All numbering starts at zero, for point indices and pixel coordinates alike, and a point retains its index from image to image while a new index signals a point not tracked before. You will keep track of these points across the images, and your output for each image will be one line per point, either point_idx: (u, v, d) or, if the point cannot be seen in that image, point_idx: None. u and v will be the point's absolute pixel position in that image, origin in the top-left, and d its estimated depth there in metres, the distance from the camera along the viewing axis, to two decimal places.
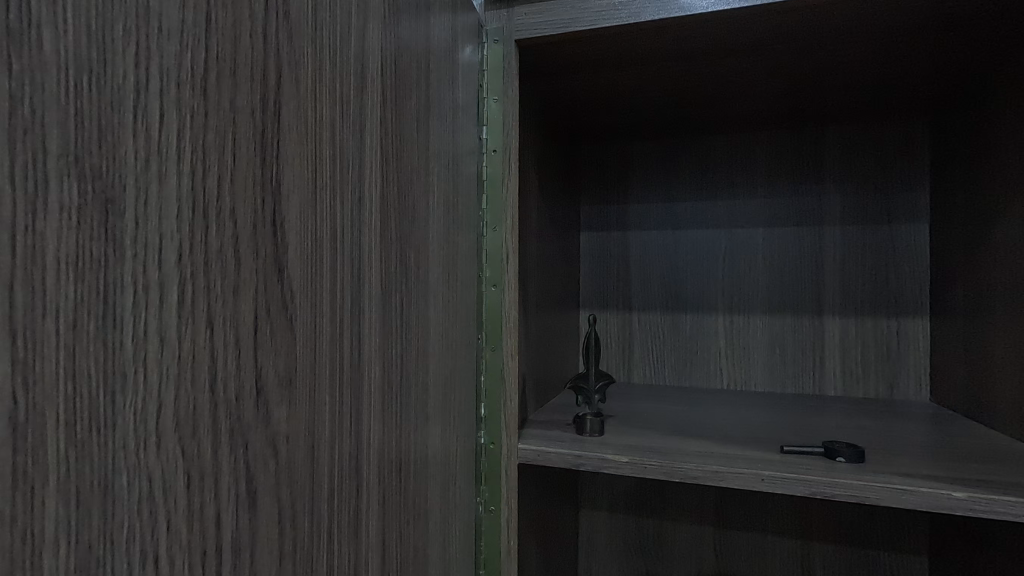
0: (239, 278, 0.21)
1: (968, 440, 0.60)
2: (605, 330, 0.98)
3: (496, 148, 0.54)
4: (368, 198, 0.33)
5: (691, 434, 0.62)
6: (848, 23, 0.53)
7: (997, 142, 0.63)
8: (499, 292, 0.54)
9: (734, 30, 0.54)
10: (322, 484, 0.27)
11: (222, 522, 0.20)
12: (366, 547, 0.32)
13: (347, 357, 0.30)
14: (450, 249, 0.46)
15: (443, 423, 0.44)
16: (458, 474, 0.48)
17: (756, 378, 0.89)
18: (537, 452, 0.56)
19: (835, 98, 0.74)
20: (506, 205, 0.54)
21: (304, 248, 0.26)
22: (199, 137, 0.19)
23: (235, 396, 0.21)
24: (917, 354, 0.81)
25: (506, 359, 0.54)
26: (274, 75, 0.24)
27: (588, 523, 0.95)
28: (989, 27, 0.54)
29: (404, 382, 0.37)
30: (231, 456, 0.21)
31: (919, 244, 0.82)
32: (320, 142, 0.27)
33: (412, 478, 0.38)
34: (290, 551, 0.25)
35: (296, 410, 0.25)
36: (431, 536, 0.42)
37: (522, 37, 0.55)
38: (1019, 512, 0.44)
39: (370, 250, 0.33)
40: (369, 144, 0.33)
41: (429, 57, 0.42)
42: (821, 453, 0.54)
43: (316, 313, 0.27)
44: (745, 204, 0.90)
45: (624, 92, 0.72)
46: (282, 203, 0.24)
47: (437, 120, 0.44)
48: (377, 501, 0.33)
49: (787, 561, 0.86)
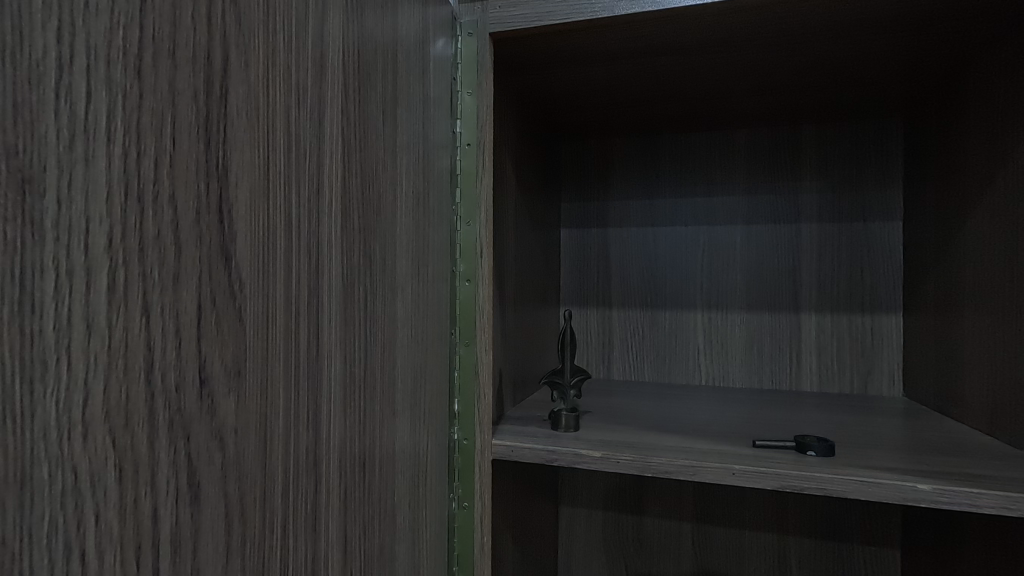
0: (180, 266, 0.21)
1: (937, 433, 0.61)
2: (585, 327, 0.98)
3: (470, 142, 0.54)
4: (328, 186, 0.32)
5: (665, 429, 0.62)
6: (819, 21, 0.53)
7: (967, 141, 0.64)
8: (473, 287, 0.53)
9: (707, 26, 0.54)
10: (275, 480, 0.27)
11: (160, 516, 0.20)
12: (327, 542, 0.32)
13: (304, 350, 0.29)
14: (421, 242, 0.46)
15: (412, 418, 0.44)
16: (429, 471, 0.47)
17: (734, 374, 0.90)
18: (511, 447, 0.56)
19: (812, 95, 0.74)
20: (480, 199, 0.54)
21: (255, 238, 0.25)
22: (133, 119, 0.19)
23: (176, 386, 0.21)
24: (891, 350, 0.82)
25: (480, 354, 0.54)
26: (221, 58, 0.23)
27: (568, 519, 0.96)
28: (957, 26, 0.54)
29: (369, 376, 0.36)
30: (171, 448, 0.20)
31: (893, 242, 0.83)
32: (273, 128, 0.27)
33: (377, 473, 0.38)
34: (239, 548, 0.24)
35: (246, 403, 0.25)
36: (399, 532, 0.42)
37: (495, 29, 0.54)
38: (982, 503, 0.44)
39: (331, 240, 0.32)
40: (329, 132, 0.32)
41: (397, 46, 0.41)
42: (792, 447, 0.55)
43: (268, 304, 0.26)
44: (724, 201, 0.91)
45: (602, 88, 0.72)
46: (230, 189, 0.23)
47: (406, 111, 0.43)
48: (338, 496, 0.33)
49: (764, 555, 0.87)
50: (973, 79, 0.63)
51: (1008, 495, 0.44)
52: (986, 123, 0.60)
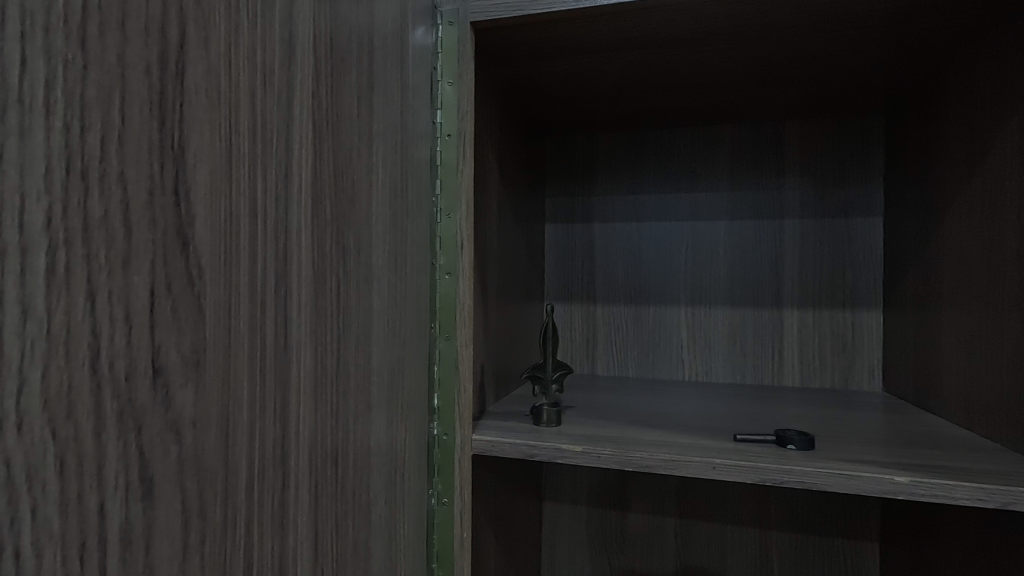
0: (130, 249, 0.20)
1: (914, 427, 0.61)
2: (569, 322, 0.97)
3: (451, 133, 0.52)
4: (297, 172, 0.31)
5: (648, 424, 0.62)
6: (800, 15, 0.53)
7: (946, 136, 0.65)
8: (453, 280, 0.52)
9: (690, 17, 0.53)
10: (238, 475, 0.26)
11: (108, 513, 0.19)
12: (295, 539, 0.31)
13: (269, 340, 0.28)
14: (398, 234, 0.45)
15: (388, 413, 0.43)
16: (406, 467, 0.46)
17: (718, 370, 0.90)
18: (491, 442, 0.55)
19: (796, 90, 0.74)
20: (460, 190, 0.52)
21: (216, 223, 0.24)
22: (75, 91, 0.18)
23: (126, 376, 0.20)
24: (871, 345, 0.83)
25: (461, 349, 0.52)
26: (179, 32, 0.22)
27: (552, 515, 0.95)
28: (940, 21, 0.54)
29: (341, 370, 0.36)
30: (120, 440, 0.19)
31: (873, 237, 0.83)
32: (236, 109, 0.26)
33: (352, 468, 0.37)
34: (197, 546, 0.23)
35: (206, 395, 0.24)
36: (375, 528, 0.41)
37: (477, 18, 0.53)
38: (959, 496, 0.44)
39: (300, 228, 0.31)
40: (299, 116, 0.31)
41: (373, 32, 0.40)
42: (773, 440, 0.55)
43: (231, 292, 0.25)
44: (707, 197, 0.91)
45: (585, 81, 0.71)
46: (188, 171, 0.23)
47: (382, 99, 0.42)
48: (307, 492, 0.32)
49: (745, 550, 0.87)
50: (953, 74, 0.63)
51: (983, 486, 0.44)
52: (966, 119, 0.60)
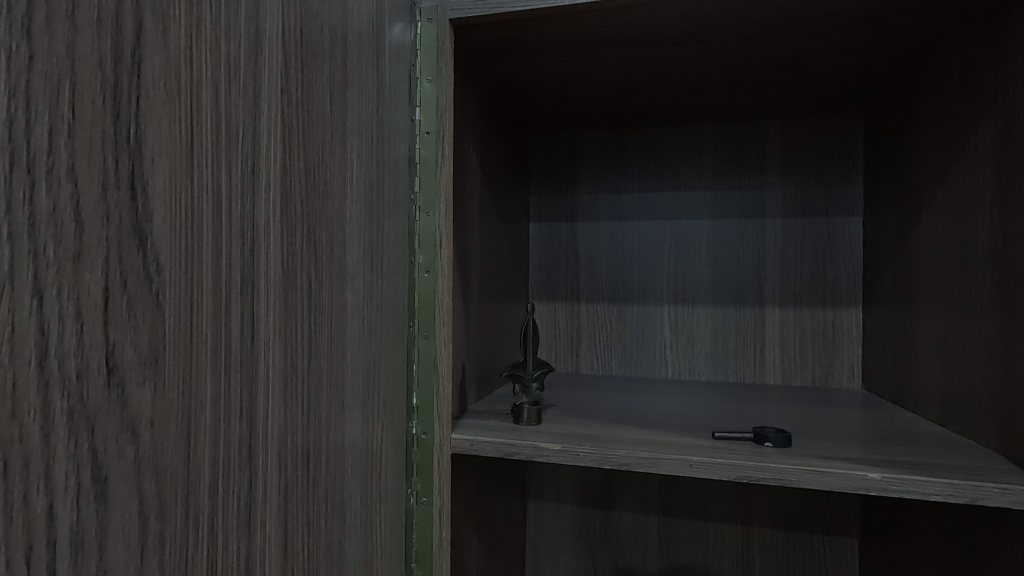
0: (81, 244, 0.20)
1: (891, 424, 0.62)
2: (553, 321, 0.97)
3: (429, 130, 0.51)
4: (265, 169, 0.31)
5: (628, 422, 0.62)
6: (775, 15, 0.53)
7: (923, 136, 0.65)
8: (432, 279, 0.51)
9: (667, 15, 0.53)
10: (201, 475, 0.26)
11: (57, 515, 0.19)
12: (263, 540, 0.31)
13: (235, 338, 0.28)
14: (375, 231, 0.44)
15: (363, 412, 0.42)
16: (383, 466, 0.46)
17: (700, 368, 0.90)
18: (470, 441, 0.55)
19: (778, 89, 0.74)
20: (440, 187, 0.52)
21: (175, 219, 0.24)
22: (20, 83, 0.18)
23: (77, 374, 0.20)
24: (851, 343, 0.84)
25: (440, 347, 0.52)
26: (134, 24, 0.22)
27: (536, 513, 0.96)
28: (917, 20, 0.54)
29: (313, 368, 0.35)
30: (70, 439, 0.19)
31: (853, 236, 0.84)
32: (198, 103, 0.25)
33: (324, 468, 0.37)
34: (156, 547, 0.23)
35: (165, 393, 0.24)
36: (350, 527, 0.41)
37: (455, 15, 0.52)
38: (930, 491, 0.45)
39: (268, 224, 0.31)
40: (267, 111, 0.31)
41: (347, 27, 0.40)
42: (750, 438, 0.55)
43: (192, 289, 0.25)
44: (690, 196, 0.91)
45: (567, 78, 0.70)
46: (144, 165, 0.22)
47: (357, 94, 0.41)
48: (276, 491, 0.32)
49: (727, 547, 0.88)
50: (930, 74, 0.64)
51: (953, 482, 0.44)
52: (943, 118, 0.61)
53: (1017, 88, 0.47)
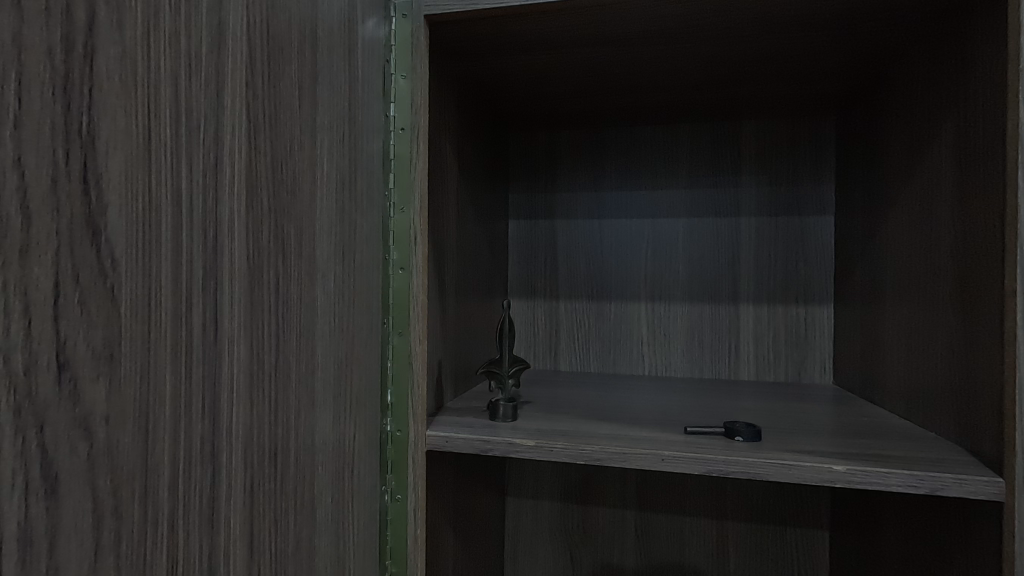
0: (30, 237, 0.20)
1: (859, 418, 0.64)
2: (532, 319, 0.98)
3: (404, 126, 0.51)
4: (229, 165, 0.30)
5: (603, 418, 0.63)
6: (746, 16, 0.54)
7: (891, 137, 0.67)
8: (406, 275, 0.51)
9: (641, 15, 0.53)
10: (160, 474, 0.25)
11: (3, 513, 0.19)
12: (227, 538, 0.30)
13: (197, 334, 0.28)
14: (346, 227, 0.44)
15: (334, 409, 0.42)
16: (354, 463, 0.46)
17: (676, 364, 0.91)
18: (445, 438, 0.54)
19: (754, 89, 0.75)
20: (415, 184, 0.51)
21: (132, 213, 0.24)
22: None
23: (25, 371, 0.19)
24: (822, 339, 0.85)
25: (414, 344, 0.51)
26: (87, 13, 0.22)
27: (515, 510, 0.96)
28: (884, 24, 0.56)
29: (280, 365, 0.35)
30: (18, 438, 0.19)
31: (825, 234, 0.86)
32: (156, 96, 0.25)
33: (292, 466, 0.36)
34: (112, 545, 0.23)
35: (120, 390, 0.23)
36: (319, 524, 0.40)
37: (429, 12, 0.51)
38: (892, 483, 0.46)
39: (232, 219, 0.30)
40: (231, 105, 0.30)
41: (316, 21, 0.39)
42: (722, 432, 0.56)
43: (151, 284, 0.25)
44: (667, 194, 0.92)
45: (544, 76, 0.70)
46: (98, 158, 0.22)
47: (327, 89, 0.41)
48: (242, 489, 0.31)
49: (702, 541, 0.89)
50: (897, 76, 0.65)
51: (914, 473, 0.45)
52: (909, 120, 0.62)
53: (978, 89, 0.48)
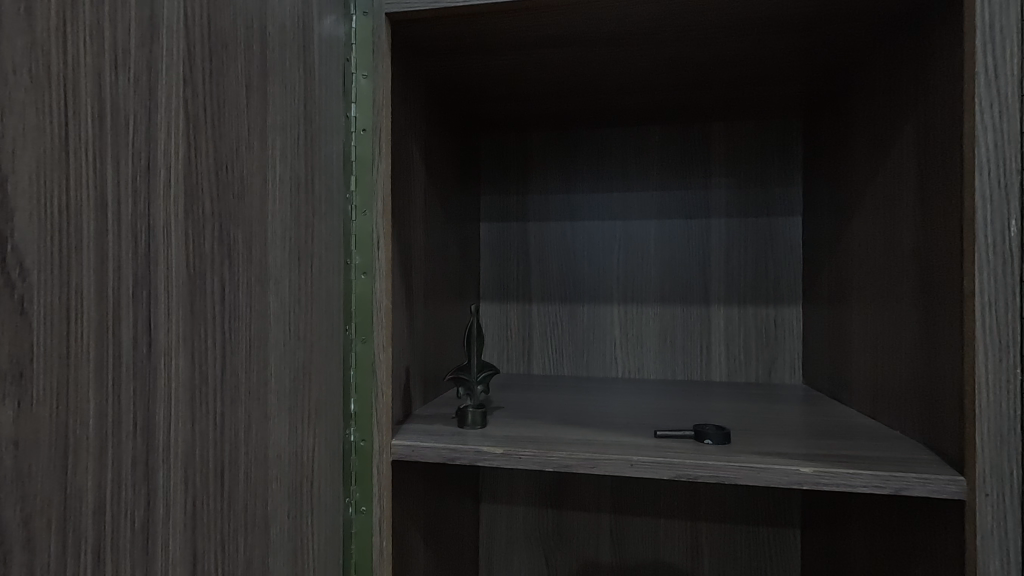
0: None
1: (828, 417, 0.64)
2: (504, 322, 0.96)
3: (366, 127, 0.49)
4: (165, 168, 0.28)
5: (574, 423, 0.62)
6: (707, 18, 0.54)
7: (856, 139, 0.67)
8: (369, 280, 0.49)
9: (603, 15, 0.53)
10: (84, 498, 0.24)
11: None
12: (167, 563, 0.29)
13: (127, 346, 0.26)
14: (302, 231, 0.42)
15: (289, 420, 0.40)
16: (313, 476, 0.44)
17: (649, 366, 0.91)
18: (411, 447, 0.52)
19: (723, 91, 0.75)
20: (377, 186, 0.49)
21: (46, 220, 0.22)
22: None
23: None
24: (792, 339, 0.86)
25: (378, 351, 0.50)
26: None
27: (489, 516, 0.95)
28: (847, 26, 0.56)
29: (226, 378, 0.33)
30: None
31: (793, 234, 0.87)
32: (77, 94, 0.24)
33: (242, 482, 0.35)
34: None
35: (32, 410, 0.22)
36: (274, 541, 0.38)
37: (391, 10, 0.50)
38: (857, 483, 0.46)
39: (169, 225, 0.29)
40: (166, 101, 0.29)
41: (266, 17, 0.38)
42: (691, 436, 0.55)
43: (70, 295, 0.23)
44: (638, 195, 0.92)
45: (512, 76, 0.69)
46: (4, 160, 0.21)
47: (279, 88, 0.39)
48: (183, 509, 0.30)
49: (676, 542, 0.89)
50: (860, 78, 0.66)
51: (878, 473, 0.45)
52: (873, 122, 0.63)
53: (936, 91, 0.49)
